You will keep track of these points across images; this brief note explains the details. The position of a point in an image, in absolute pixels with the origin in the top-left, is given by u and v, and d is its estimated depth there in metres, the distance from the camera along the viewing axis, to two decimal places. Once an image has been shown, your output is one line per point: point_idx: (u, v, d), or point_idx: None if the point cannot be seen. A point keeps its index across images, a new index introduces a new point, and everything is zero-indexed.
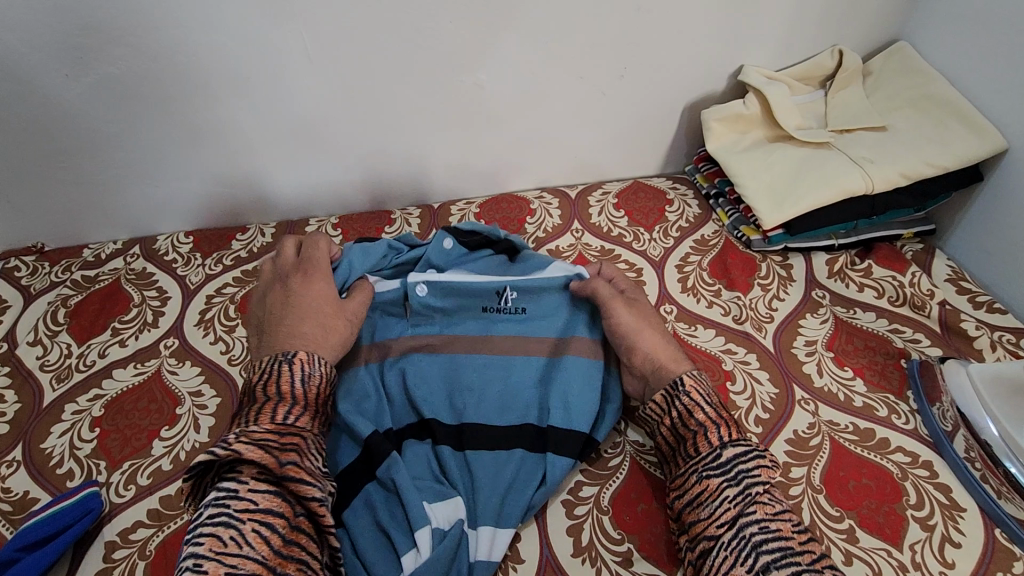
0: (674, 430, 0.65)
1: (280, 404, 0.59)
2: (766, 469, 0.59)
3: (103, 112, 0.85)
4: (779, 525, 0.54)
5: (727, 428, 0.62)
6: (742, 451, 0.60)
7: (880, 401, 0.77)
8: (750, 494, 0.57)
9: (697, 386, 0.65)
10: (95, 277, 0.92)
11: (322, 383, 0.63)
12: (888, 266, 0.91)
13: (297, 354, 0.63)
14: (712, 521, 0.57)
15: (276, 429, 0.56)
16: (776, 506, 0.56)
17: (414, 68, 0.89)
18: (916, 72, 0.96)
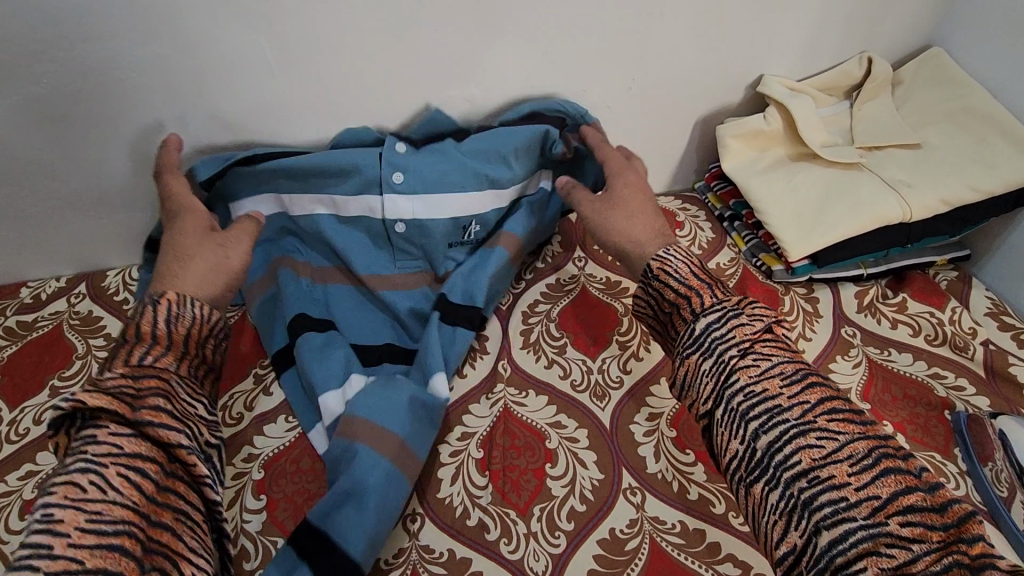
0: (661, 311, 0.64)
1: (154, 347, 0.55)
2: (740, 327, 0.56)
3: (30, 137, 0.73)
4: (765, 386, 0.52)
5: (699, 296, 0.59)
6: (715, 318, 0.57)
7: (924, 463, 0.68)
8: (727, 365, 0.54)
9: (664, 264, 0.63)
10: (33, 323, 0.81)
11: (197, 323, 0.58)
12: (925, 300, 0.82)
13: (166, 294, 0.57)
14: (701, 399, 0.56)
15: (133, 374, 0.52)
16: (761, 366, 0.53)
17: (398, 82, 0.79)
18: (954, 83, 0.87)
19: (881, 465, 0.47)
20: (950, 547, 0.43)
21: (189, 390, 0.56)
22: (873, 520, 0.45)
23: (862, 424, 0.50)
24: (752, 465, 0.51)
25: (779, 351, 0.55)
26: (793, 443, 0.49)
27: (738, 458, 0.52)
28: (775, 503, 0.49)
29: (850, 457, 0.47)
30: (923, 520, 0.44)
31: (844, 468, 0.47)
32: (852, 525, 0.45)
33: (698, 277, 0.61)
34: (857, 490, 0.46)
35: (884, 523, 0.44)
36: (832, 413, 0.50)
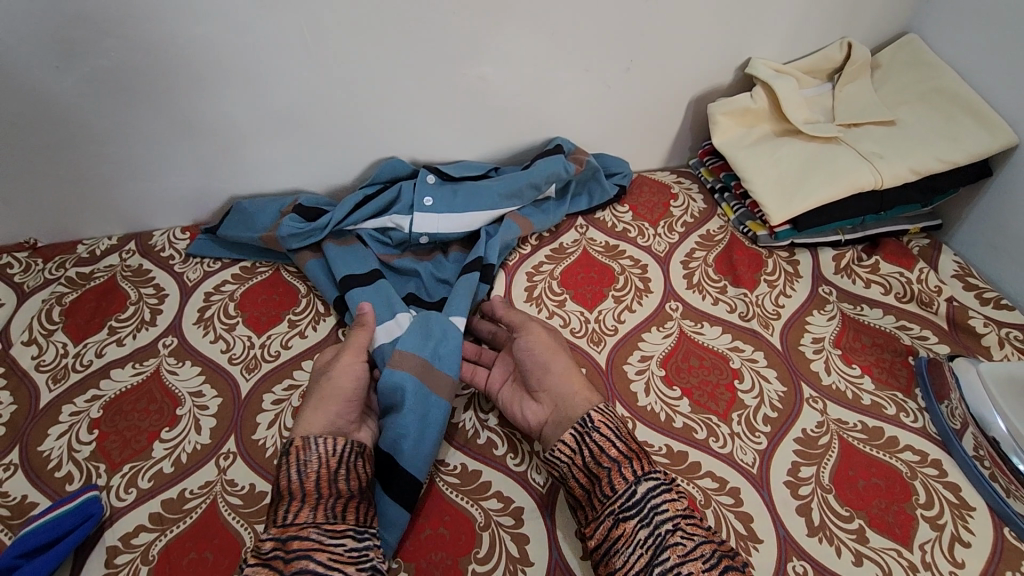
0: (585, 472, 0.61)
1: (293, 503, 0.56)
2: (673, 501, 0.58)
3: (94, 105, 0.82)
4: (690, 567, 0.53)
5: (638, 459, 0.61)
6: (654, 486, 0.59)
7: (888, 400, 0.76)
8: (660, 537, 0.55)
9: (605, 421, 0.63)
10: (90, 274, 0.90)
11: (322, 464, 0.58)
12: (896, 262, 0.90)
13: (292, 445, 0.59)
14: (626, 570, 0.55)
15: (281, 535, 0.54)
16: (688, 545, 0.55)
17: (418, 60, 0.87)
18: (926, 66, 0.95)
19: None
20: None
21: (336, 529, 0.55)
22: None
23: None
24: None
25: (699, 530, 0.56)
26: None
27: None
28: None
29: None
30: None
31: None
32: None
33: (633, 441, 0.63)
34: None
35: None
36: None
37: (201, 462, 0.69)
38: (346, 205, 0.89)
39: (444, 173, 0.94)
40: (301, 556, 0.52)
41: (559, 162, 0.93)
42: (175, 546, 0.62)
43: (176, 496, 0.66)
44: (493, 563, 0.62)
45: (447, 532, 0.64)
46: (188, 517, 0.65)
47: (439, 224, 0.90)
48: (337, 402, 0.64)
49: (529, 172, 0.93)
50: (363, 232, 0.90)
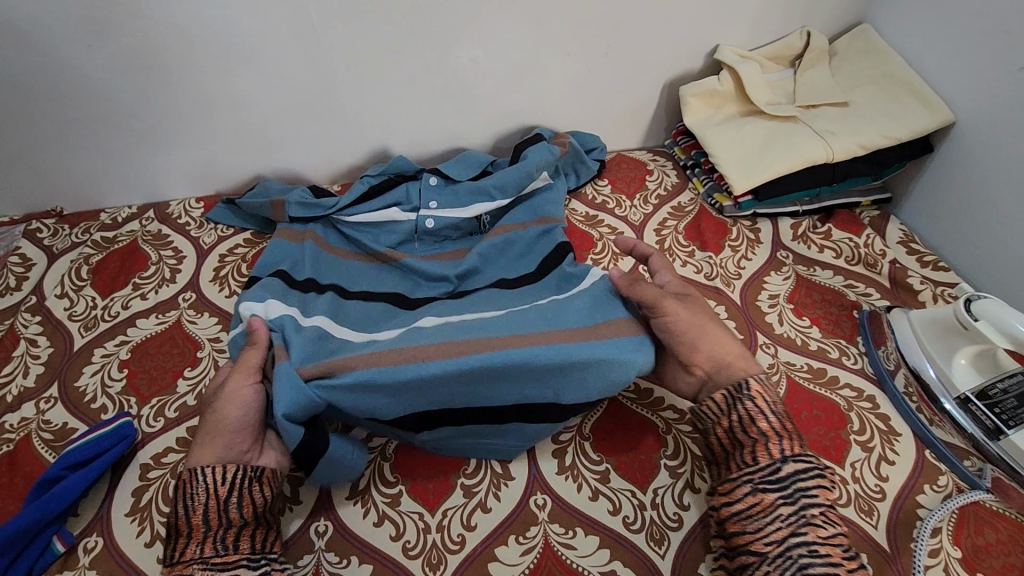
0: (731, 435, 0.65)
1: (179, 540, 0.58)
2: (825, 487, 0.60)
3: (120, 82, 0.91)
4: (829, 550, 0.56)
5: (780, 441, 0.62)
6: (804, 467, 0.61)
7: (832, 345, 0.85)
8: (804, 516, 0.58)
9: (762, 393, 0.65)
10: (113, 238, 0.99)
11: (206, 495, 0.59)
12: (846, 229, 1.00)
13: (178, 476, 0.61)
14: (760, 537, 0.59)
15: (169, 570, 0.57)
16: (830, 529, 0.58)
17: (414, 43, 0.96)
18: (877, 53, 1.04)
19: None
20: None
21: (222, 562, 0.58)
22: None
23: None
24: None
25: (833, 515, 0.59)
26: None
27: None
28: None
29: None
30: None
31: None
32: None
33: (786, 421, 0.64)
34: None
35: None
36: None
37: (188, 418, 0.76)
38: (353, 195, 0.97)
39: (443, 171, 1.02)
40: None
41: (547, 151, 1.02)
42: None
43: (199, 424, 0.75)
44: (480, 478, 0.71)
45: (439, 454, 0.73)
46: None
47: (444, 214, 0.98)
48: (224, 434, 0.63)
49: (522, 164, 1.00)
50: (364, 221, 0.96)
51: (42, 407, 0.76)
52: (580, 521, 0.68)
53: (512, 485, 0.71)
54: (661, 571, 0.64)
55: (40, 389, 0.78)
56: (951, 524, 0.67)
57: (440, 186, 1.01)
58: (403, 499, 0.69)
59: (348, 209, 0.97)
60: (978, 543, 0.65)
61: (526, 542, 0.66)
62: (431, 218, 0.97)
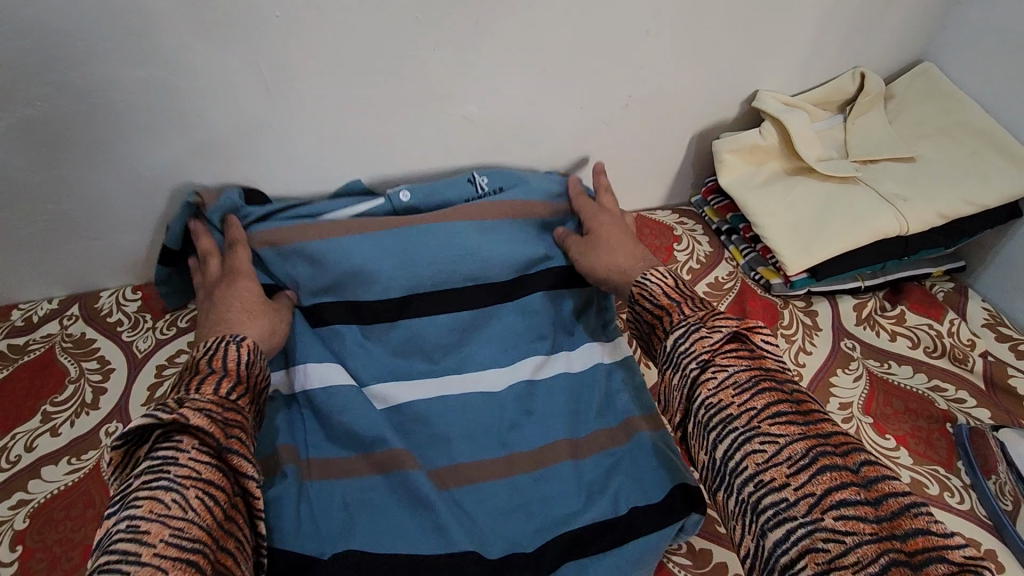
0: (643, 331, 0.64)
1: (224, 379, 0.55)
2: (699, 339, 0.54)
3: (21, 158, 0.72)
4: (720, 397, 0.51)
5: (669, 315, 0.59)
6: (678, 330, 0.56)
7: (929, 477, 0.68)
8: (692, 378, 0.54)
9: (642, 286, 0.63)
10: (25, 346, 0.79)
11: (260, 374, 0.60)
12: (922, 312, 0.83)
13: (246, 338, 0.60)
14: (673, 413, 0.56)
15: (218, 402, 0.53)
16: (720, 379, 0.52)
17: (393, 101, 0.78)
18: (946, 97, 0.87)
19: (817, 463, 0.45)
20: (884, 542, 0.41)
21: (252, 429, 0.56)
22: (810, 517, 0.43)
23: (806, 425, 0.48)
24: (714, 475, 0.50)
25: (739, 360, 0.53)
26: (741, 450, 0.48)
27: (704, 467, 0.52)
28: (732, 508, 0.49)
29: (790, 460, 0.46)
30: (858, 515, 0.43)
31: (784, 470, 0.46)
32: (792, 525, 0.44)
33: (671, 295, 0.61)
34: (796, 490, 0.45)
35: (820, 519, 0.43)
36: (777, 417, 0.49)
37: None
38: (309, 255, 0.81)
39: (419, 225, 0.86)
40: (238, 425, 0.53)
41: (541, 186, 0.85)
42: None
43: None
44: None
45: None
46: None
47: None
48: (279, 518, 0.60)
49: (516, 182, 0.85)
50: None
51: None
52: None
53: None
54: None
55: None
56: None
57: None
58: None
59: None
60: None
61: None
62: None
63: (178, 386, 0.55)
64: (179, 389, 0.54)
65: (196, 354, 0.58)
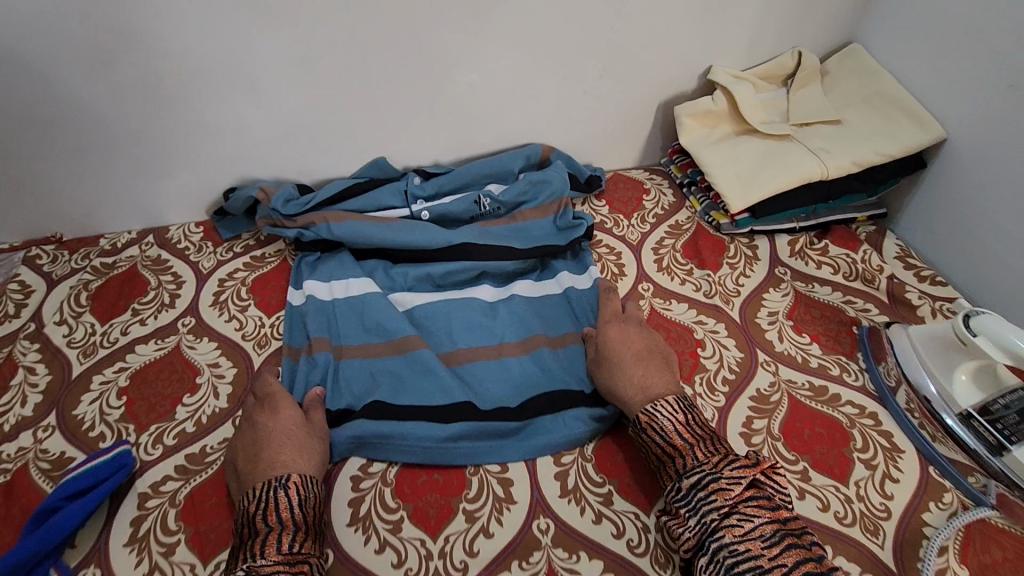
0: (653, 456, 0.69)
1: (283, 532, 0.60)
2: (722, 490, 0.60)
3: (119, 109, 0.91)
4: (747, 545, 0.57)
5: (682, 456, 0.65)
6: (698, 476, 0.62)
7: (833, 362, 0.85)
8: (710, 524, 0.59)
9: (652, 419, 0.69)
10: (113, 264, 0.99)
11: (313, 500, 0.65)
12: (843, 245, 1.00)
13: (291, 478, 0.64)
14: (685, 547, 0.61)
15: (285, 559, 0.58)
16: (744, 526, 0.58)
17: (411, 70, 0.97)
18: (868, 72, 1.05)
19: None
20: None
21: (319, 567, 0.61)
22: None
23: None
24: None
25: (761, 511, 0.59)
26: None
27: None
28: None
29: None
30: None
31: None
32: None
33: (682, 435, 0.67)
34: None
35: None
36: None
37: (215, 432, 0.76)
38: (336, 191, 1.01)
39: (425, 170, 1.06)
40: None
41: (523, 153, 1.08)
42: (198, 491, 0.71)
43: (198, 451, 0.75)
44: (482, 502, 0.71)
45: (440, 478, 0.73)
46: (209, 469, 0.73)
47: (439, 204, 1.04)
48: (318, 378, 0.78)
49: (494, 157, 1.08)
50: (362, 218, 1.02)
51: (41, 436, 0.75)
52: (583, 545, 0.67)
53: (515, 509, 0.70)
54: None
55: (39, 417, 0.77)
56: (957, 543, 0.67)
57: (424, 183, 1.05)
58: (405, 525, 0.69)
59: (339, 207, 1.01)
60: (984, 561, 0.66)
61: (529, 568, 0.65)
62: (426, 211, 1.03)
63: (241, 550, 0.59)
64: (243, 555, 0.58)
65: (249, 506, 0.63)
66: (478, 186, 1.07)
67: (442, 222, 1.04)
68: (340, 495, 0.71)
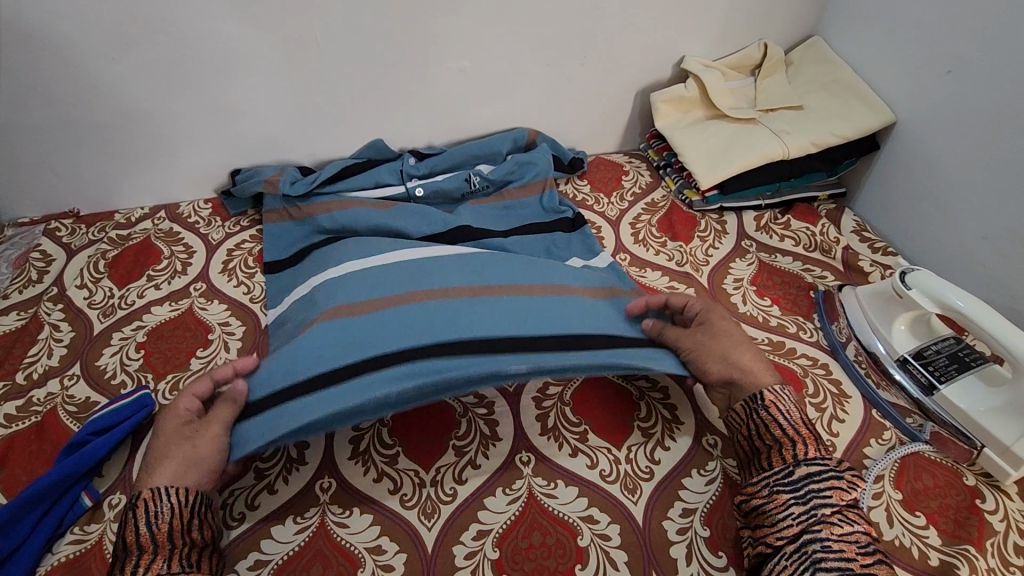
0: (751, 440, 0.70)
1: (136, 557, 0.59)
2: (839, 490, 0.62)
3: (137, 91, 0.99)
4: (843, 546, 0.59)
5: (800, 445, 0.66)
6: (817, 470, 0.64)
7: (791, 321, 0.94)
8: (816, 514, 0.61)
9: (776, 402, 0.69)
10: (128, 236, 1.06)
11: (176, 514, 0.61)
12: (804, 220, 1.09)
13: (140, 496, 0.61)
14: (775, 531, 0.62)
15: None
16: (844, 528, 0.60)
17: (407, 57, 1.05)
18: (828, 62, 1.15)
19: None
20: None
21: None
22: None
23: None
24: None
25: (859, 518, 0.61)
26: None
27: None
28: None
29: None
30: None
31: None
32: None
33: (804, 427, 0.67)
34: None
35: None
36: None
37: (201, 389, 0.73)
38: (337, 170, 1.08)
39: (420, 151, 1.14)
40: None
41: (512, 136, 1.16)
42: None
43: None
44: (470, 439, 0.78)
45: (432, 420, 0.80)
46: None
47: (433, 182, 1.11)
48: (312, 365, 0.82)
49: (484, 140, 1.16)
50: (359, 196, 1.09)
51: (66, 383, 0.83)
52: (560, 474, 0.75)
53: (499, 446, 0.78)
54: (634, 515, 0.71)
55: (64, 368, 0.85)
56: (893, 471, 0.75)
57: (419, 163, 1.13)
58: (400, 458, 0.76)
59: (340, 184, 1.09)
60: (917, 487, 0.73)
61: (512, 493, 0.73)
62: (420, 187, 1.10)
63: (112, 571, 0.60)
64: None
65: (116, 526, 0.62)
66: (469, 166, 1.15)
67: (434, 198, 1.11)
68: (340, 435, 0.79)
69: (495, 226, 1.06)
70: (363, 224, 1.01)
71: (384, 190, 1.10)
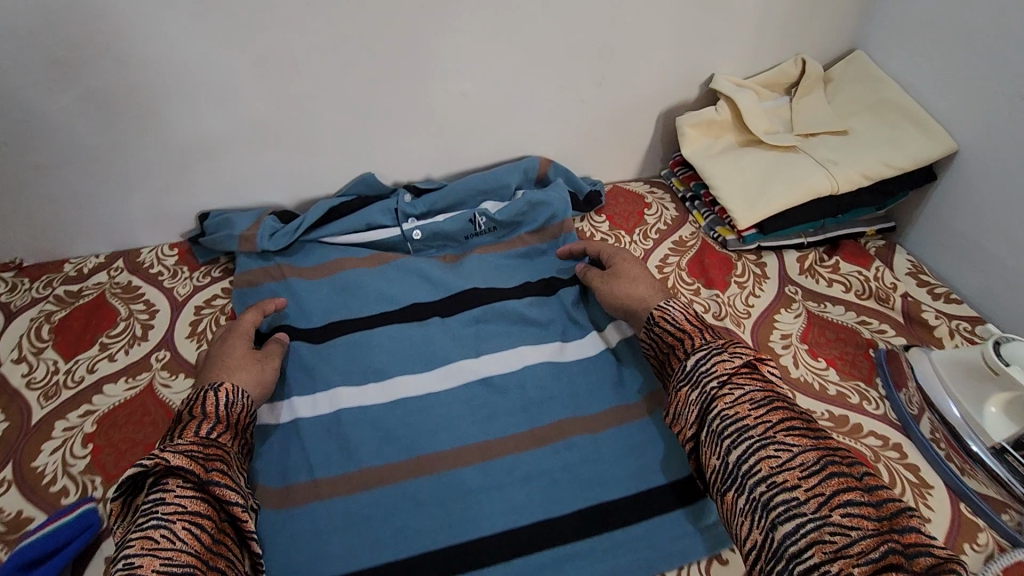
0: (660, 352, 0.76)
1: (203, 422, 0.64)
2: (722, 363, 0.66)
3: (83, 125, 0.84)
4: (737, 411, 0.62)
5: (689, 340, 0.72)
6: (703, 355, 0.69)
7: (852, 389, 0.81)
8: (709, 392, 0.65)
9: (664, 313, 0.75)
10: (78, 292, 0.91)
11: (243, 411, 0.69)
12: (854, 262, 0.97)
13: (223, 383, 0.69)
14: (688, 424, 0.67)
15: (200, 443, 0.62)
16: (736, 395, 0.64)
17: (400, 80, 0.91)
18: (873, 79, 1.01)
19: (827, 470, 0.56)
20: (885, 535, 0.51)
21: (235, 463, 0.65)
22: (819, 513, 0.53)
23: (816, 438, 0.59)
24: (726, 477, 0.61)
25: (753, 382, 0.65)
26: (756, 455, 0.59)
27: (717, 471, 0.62)
28: (742, 504, 0.58)
29: (801, 466, 0.57)
30: (862, 512, 0.53)
31: (797, 474, 0.57)
32: (801, 519, 0.54)
33: (691, 322, 0.73)
34: (807, 490, 0.55)
35: (829, 516, 0.53)
36: (789, 430, 0.60)
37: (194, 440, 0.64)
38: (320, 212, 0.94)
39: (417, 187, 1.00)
40: (219, 461, 0.62)
41: (521, 167, 1.02)
42: None
43: None
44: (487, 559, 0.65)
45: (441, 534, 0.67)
46: None
47: (431, 223, 0.97)
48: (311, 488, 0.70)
49: (488, 172, 1.01)
50: (346, 240, 0.96)
51: None
52: None
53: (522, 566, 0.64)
54: None
55: None
56: None
57: (415, 201, 0.99)
58: None
59: (325, 229, 0.95)
60: None
61: None
62: (418, 229, 0.97)
63: (168, 433, 0.64)
64: (167, 436, 0.63)
65: (182, 404, 0.68)
66: (472, 203, 1.01)
67: (434, 241, 0.98)
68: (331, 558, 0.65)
69: (505, 285, 0.92)
70: (367, 290, 0.90)
71: (376, 233, 0.96)
